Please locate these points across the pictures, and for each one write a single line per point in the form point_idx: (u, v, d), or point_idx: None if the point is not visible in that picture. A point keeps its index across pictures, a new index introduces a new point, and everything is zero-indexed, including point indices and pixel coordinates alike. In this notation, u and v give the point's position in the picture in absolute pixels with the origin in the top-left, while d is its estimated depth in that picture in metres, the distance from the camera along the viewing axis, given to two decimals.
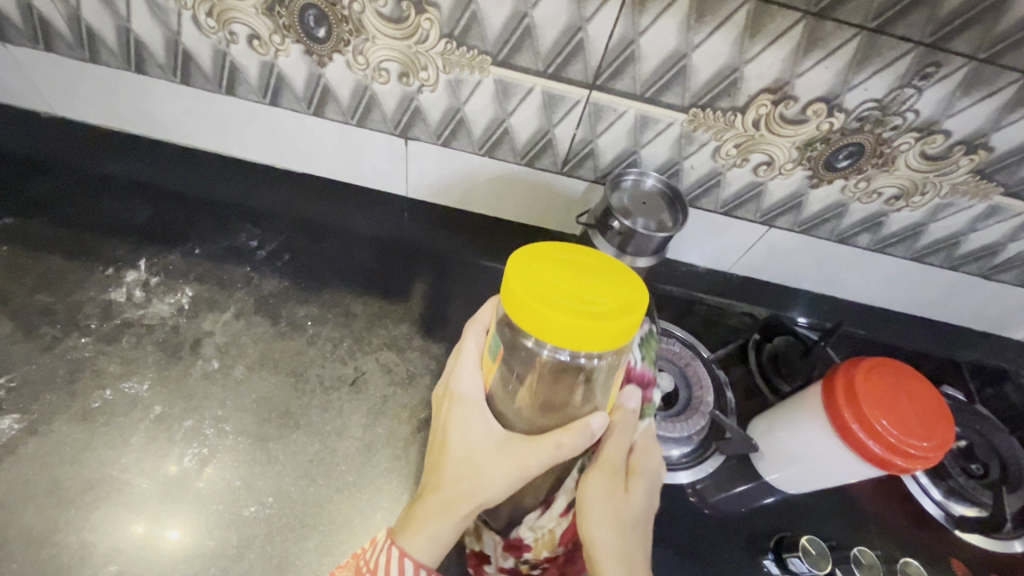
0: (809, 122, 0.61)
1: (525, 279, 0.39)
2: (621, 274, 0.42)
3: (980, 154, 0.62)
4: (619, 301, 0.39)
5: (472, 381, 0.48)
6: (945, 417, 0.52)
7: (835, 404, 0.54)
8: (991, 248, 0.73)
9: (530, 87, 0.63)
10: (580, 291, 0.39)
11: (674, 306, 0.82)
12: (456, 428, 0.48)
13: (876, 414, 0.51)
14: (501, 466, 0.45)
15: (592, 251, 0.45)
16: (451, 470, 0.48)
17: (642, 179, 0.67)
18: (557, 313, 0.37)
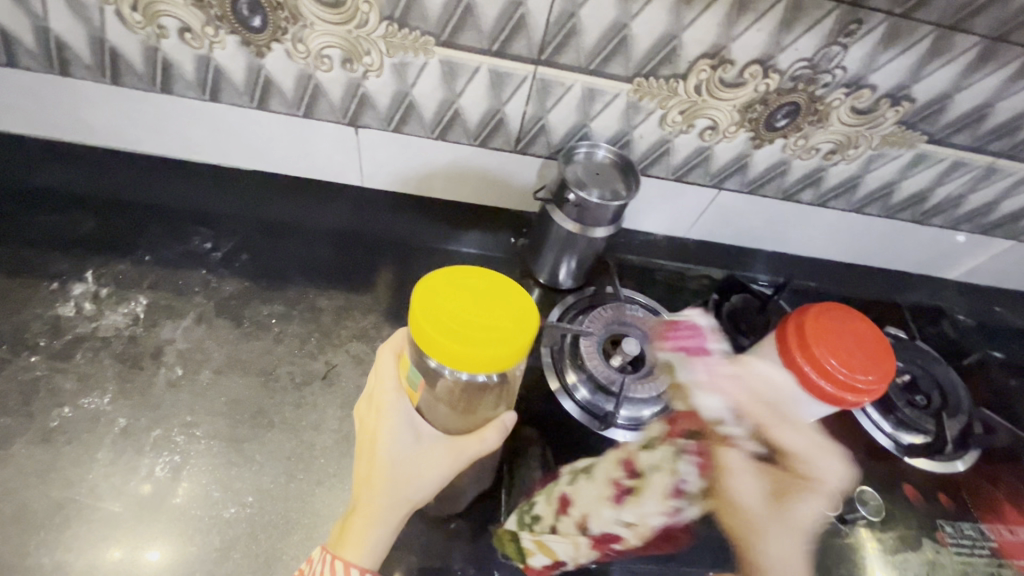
0: (747, 85, 0.64)
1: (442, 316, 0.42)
2: (508, 294, 0.45)
3: (904, 106, 0.65)
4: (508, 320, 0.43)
5: (397, 392, 0.49)
6: (888, 352, 0.56)
7: (788, 351, 0.57)
8: (922, 194, 0.78)
9: (476, 66, 0.63)
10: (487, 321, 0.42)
11: (635, 275, 0.84)
12: (383, 435, 0.49)
13: (826, 355, 0.55)
14: (432, 468, 0.48)
15: (493, 276, 0.46)
16: (381, 474, 0.48)
17: (593, 151, 0.68)
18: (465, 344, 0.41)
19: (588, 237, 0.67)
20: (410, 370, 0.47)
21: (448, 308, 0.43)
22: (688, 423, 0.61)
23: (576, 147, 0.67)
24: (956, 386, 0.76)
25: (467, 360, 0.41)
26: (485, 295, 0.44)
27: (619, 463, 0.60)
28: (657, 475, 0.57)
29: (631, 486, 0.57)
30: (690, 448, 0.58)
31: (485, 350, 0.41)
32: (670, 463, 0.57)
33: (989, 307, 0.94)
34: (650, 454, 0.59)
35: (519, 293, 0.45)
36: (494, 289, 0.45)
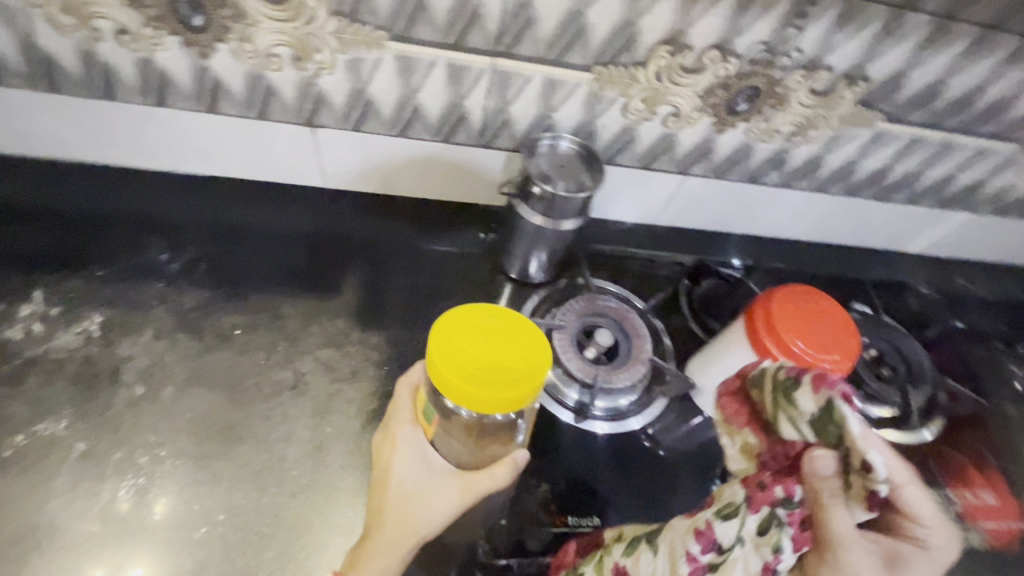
0: (707, 70, 0.63)
1: (447, 352, 0.46)
2: (521, 336, 0.48)
3: (861, 86, 0.66)
4: (512, 364, 0.46)
5: (413, 425, 0.53)
6: (852, 332, 0.57)
7: (757, 335, 0.58)
8: (881, 171, 0.79)
9: (432, 60, 0.62)
10: (494, 360, 0.46)
11: (607, 265, 0.83)
12: (397, 466, 0.53)
13: (792, 338, 0.55)
14: (442, 502, 0.51)
15: (512, 316, 0.49)
16: (396, 504, 0.52)
17: (557, 143, 0.67)
18: (465, 382, 0.45)
19: (555, 229, 0.66)
20: (426, 404, 0.50)
21: (462, 344, 0.47)
22: (782, 484, 0.44)
23: (541, 137, 0.66)
24: (918, 357, 0.79)
25: (470, 396, 0.45)
26: (499, 334, 0.48)
27: (693, 531, 0.48)
28: (739, 551, 0.44)
29: (710, 565, 0.46)
30: (790, 512, 0.43)
31: (488, 390, 0.45)
32: (760, 538, 0.44)
33: (951, 278, 0.97)
34: (727, 521, 0.46)
35: (530, 338, 0.48)
36: (508, 333, 0.48)
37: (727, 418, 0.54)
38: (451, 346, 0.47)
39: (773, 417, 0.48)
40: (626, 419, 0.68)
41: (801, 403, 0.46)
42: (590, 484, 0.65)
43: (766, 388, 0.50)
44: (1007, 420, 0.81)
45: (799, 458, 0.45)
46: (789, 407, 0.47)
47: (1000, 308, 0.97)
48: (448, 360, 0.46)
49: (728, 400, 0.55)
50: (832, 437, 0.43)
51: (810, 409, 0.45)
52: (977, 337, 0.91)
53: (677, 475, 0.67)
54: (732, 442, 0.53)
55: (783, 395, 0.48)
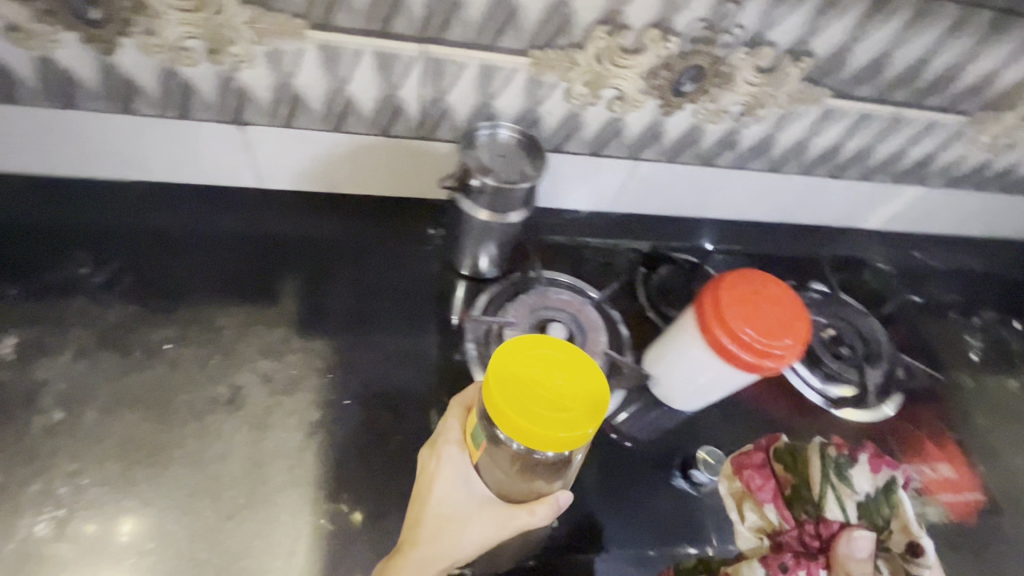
0: (647, 50, 0.61)
1: (508, 385, 0.44)
2: (588, 374, 0.45)
3: (805, 62, 0.64)
4: (575, 404, 0.43)
5: (458, 446, 0.51)
6: (801, 313, 0.56)
7: (706, 323, 0.56)
8: (833, 148, 0.78)
9: (357, 49, 0.58)
10: (557, 398, 0.44)
11: (562, 255, 0.80)
12: (438, 485, 0.51)
13: (741, 326, 0.54)
14: (477, 532, 0.49)
15: (580, 353, 0.47)
16: (429, 525, 0.51)
17: (495, 131, 0.63)
18: (526, 421, 0.42)
19: (501, 222, 0.64)
20: (475, 430, 0.48)
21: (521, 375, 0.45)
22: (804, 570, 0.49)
23: (476, 129, 0.63)
24: (874, 334, 0.79)
25: (528, 434, 0.42)
26: (561, 370, 0.45)
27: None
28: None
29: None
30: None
31: (542, 430, 0.42)
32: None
33: (907, 252, 0.97)
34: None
35: (597, 379, 0.45)
36: (575, 371, 0.45)
37: (747, 485, 0.58)
38: (513, 378, 0.44)
39: (798, 501, 0.55)
40: None
41: (858, 481, 0.54)
42: None
43: (796, 465, 0.57)
44: (961, 391, 0.82)
45: (834, 539, 0.50)
46: (845, 482, 0.54)
47: (956, 280, 0.98)
48: (511, 396, 0.43)
49: (751, 472, 0.58)
50: (882, 520, 0.52)
51: (865, 488, 0.53)
52: (932, 309, 0.91)
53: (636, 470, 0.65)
54: (743, 508, 0.56)
55: (838, 469, 0.55)
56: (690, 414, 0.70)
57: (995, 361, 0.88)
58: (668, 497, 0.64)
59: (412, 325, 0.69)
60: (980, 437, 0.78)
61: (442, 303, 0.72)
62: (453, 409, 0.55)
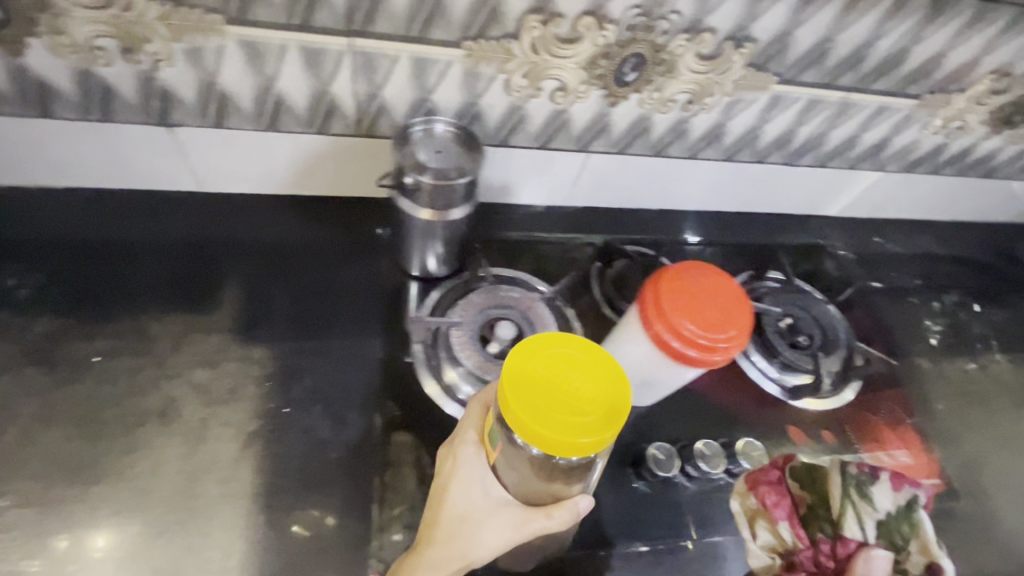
0: (584, 39, 0.59)
1: (524, 385, 0.43)
2: (611, 378, 0.44)
3: (748, 48, 0.63)
4: (594, 408, 0.42)
5: (475, 446, 0.50)
6: (742, 301, 0.55)
7: (648, 321, 0.55)
8: (786, 135, 0.77)
9: (281, 44, 0.56)
10: (575, 402, 0.42)
11: (516, 252, 0.79)
12: (454, 486, 0.50)
13: (682, 321, 0.53)
14: (493, 536, 0.48)
15: (605, 357, 0.45)
16: (447, 524, 0.50)
17: (431, 126, 0.61)
18: (540, 423, 0.41)
19: (444, 220, 0.62)
20: (491, 430, 0.46)
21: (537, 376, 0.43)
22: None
23: (410, 125, 0.60)
24: (830, 321, 0.79)
25: (541, 437, 0.41)
26: (579, 371, 0.44)
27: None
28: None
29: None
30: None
31: (556, 435, 0.41)
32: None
33: (868, 238, 0.97)
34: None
35: (620, 383, 0.44)
36: (598, 375, 0.44)
37: (765, 503, 0.61)
38: (530, 378, 0.43)
39: (812, 518, 0.60)
40: None
41: (880, 498, 0.60)
42: None
43: (814, 487, 0.61)
44: (921, 376, 0.82)
45: (852, 556, 0.57)
46: (865, 502, 0.60)
47: (918, 265, 0.97)
48: (526, 397, 0.42)
49: (767, 489, 0.61)
50: (902, 540, 0.58)
51: (883, 506, 0.60)
52: (893, 295, 0.91)
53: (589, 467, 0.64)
54: (763, 525, 0.60)
55: (859, 491, 0.60)
56: (646, 410, 0.69)
57: (955, 345, 0.88)
58: (621, 496, 0.63)
59: (358, 328, 0.67)
60: (939, 421, 0.78)
61: (390, 304, 0.70)
62: (471, 406, 0.53)
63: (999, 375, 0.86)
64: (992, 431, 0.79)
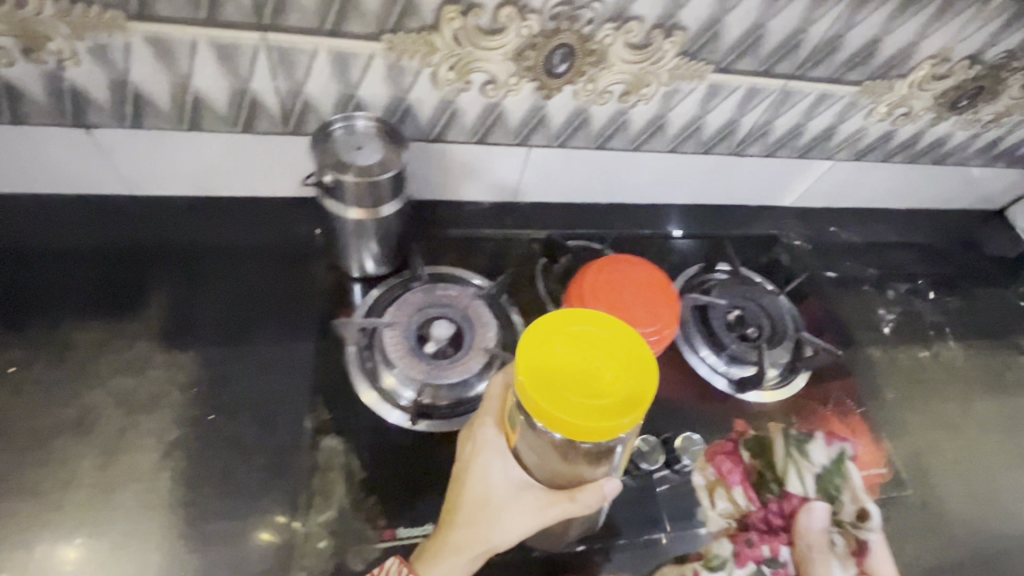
0: (508, 29, 0.58)
1: (541, 368, 0.41)
2: (634, 359, 0.42)
3: (678, 36, 0.62)
4: (615, 391, 0.40)
5: (495, 432, 0.51)
6: (667, 293, 0.55)
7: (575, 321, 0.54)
8: (730, 125, 0.76)
9: (191, 40, 0.54)
10: (593, 385, 0.41)
11: (460, 250, 0.77)
12: (476, 469, 0.51)
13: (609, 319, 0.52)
14: (514, 518, 0.49)
15: (628, 337, 0.43)
16: (472, 506, 0.51)
17: (352, 123, 0.59)
18: (558, 408, 0.40)
19: (376, 217, 0.62)
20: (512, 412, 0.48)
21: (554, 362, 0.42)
22: (768, 544, 0.64)
23: (326, 124, 0.59)
24: (779, 312, 0.78)
25: (560, 422, 0.40)
26: (600, 352, 0.42)
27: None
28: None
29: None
30: (773, 568, 0.63)
31: (575, 419, 0.39)
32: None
33: (824, 228, 0.97)
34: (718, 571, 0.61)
35: (644, 365, 0.42)
36: (620, 356, 0.42)
37: (722, 473, 0.67)
38: (547, 361, 0.42)
39: (761, 480, 0.68)
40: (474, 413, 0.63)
41: (816, 454, 0.70)
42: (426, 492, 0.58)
43: (762, 455, 0.69)
44: (872, 365, 0.82)
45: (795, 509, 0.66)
46: (801, 458, 0.70)
47: (876, 253, 0.97)
48: (543, 380, 0.41)
49: (722, 458, 0.68)
50: (833, 489, 0.68)
51: (819, 461, 0.70)
52: (848, 284, 0.91)
53: None
54: (719, 494, 0.66)
55: (796, 450, 0.70)
56: None
57: (908, 333, 0.88)
58: None
59: (291, 333, 0.66)
60: (889, 410, 0.78)
61: (325, 308, 0.69)
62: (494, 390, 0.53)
63: (952, 362, 0.86)
64: (942, 418, 0.79)
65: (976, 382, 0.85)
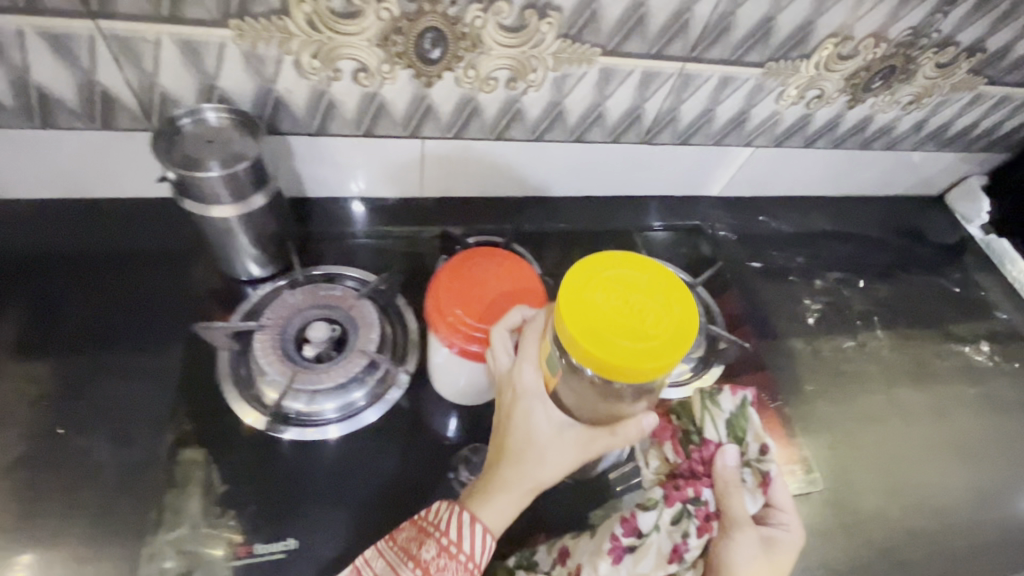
0: (364, 12, 0.55)
1: (585, 314, 0.43)
2: (674, 299, 0.44)
3: (553, 17, 0.59)
4: (661, 330, 0.42)
5: (535, 376, 0.49)
6: (525, 286, 0.55)
7: (431, 321, 0.54)
8: (634, 112, 0.73)
9: (17, 31, 0.51)
10: (638, 326, 0.42)
11: (360, 251, 0.75)
12: (519, 413, 0.50)
13: (460, 316, 0.52)
14: (560, 456, 0.48)
15: (665, 279, 0.45)
16: (516, 449, 0.50)
17: (201, 117, 0.56)
18: (608, 349, 0.41)
19: (245, 210, 0.58)
20: (550, 355, 0.46)
21: (598, 299, 0.43)
22: (693, 485, 0.59)
23: (171, 119, 0.54)
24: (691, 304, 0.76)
25: (607, 363, 0.41)
26: (642, 293, 0.44)
27: (620, 517, 0.58)
28: (656, 535, 0.56)
29: (630, 545, 0.56)
30: (698, 507, 0.58)
31: (623, 359, 0.41)
32: (674, 525, 0.56)
33: (753, 218, 0.94)
34: (648, 512, 0.57)
35: (683, 303, 0.44)
36: (657, 298, 0.44)
37: (649, 431, 0.65)
38: (590, 307, 0.43)
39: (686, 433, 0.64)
40: (359, 415, 0.61)
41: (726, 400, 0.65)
42: (291, 504, 0.56)
43: (684, 413, 0.65)
44: (793, 358, 0.79)
45: (714, 453, 0.61)
46: (715, 408, 0.64)
47: (808, 241, 0.94)
48: (593, 323, 0.42)
49: (657, 421, 0.66)
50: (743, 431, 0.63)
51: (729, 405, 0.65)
52: (773, 275, 0.88)
53: (409, 476, 0.59)
54: (648, 453, 0.64)
55: (710, 401, 0.65)
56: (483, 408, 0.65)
57: (834, 323, 0.85)
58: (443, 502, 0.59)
59: (158, 342, 0.62)
60: (807, 404, 0.75)
61: (200, 312, 0.65)
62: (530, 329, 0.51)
63: (879, 353, 0.83)
64: (864, 411, 0.77)
65: (902, 372, 0.82)
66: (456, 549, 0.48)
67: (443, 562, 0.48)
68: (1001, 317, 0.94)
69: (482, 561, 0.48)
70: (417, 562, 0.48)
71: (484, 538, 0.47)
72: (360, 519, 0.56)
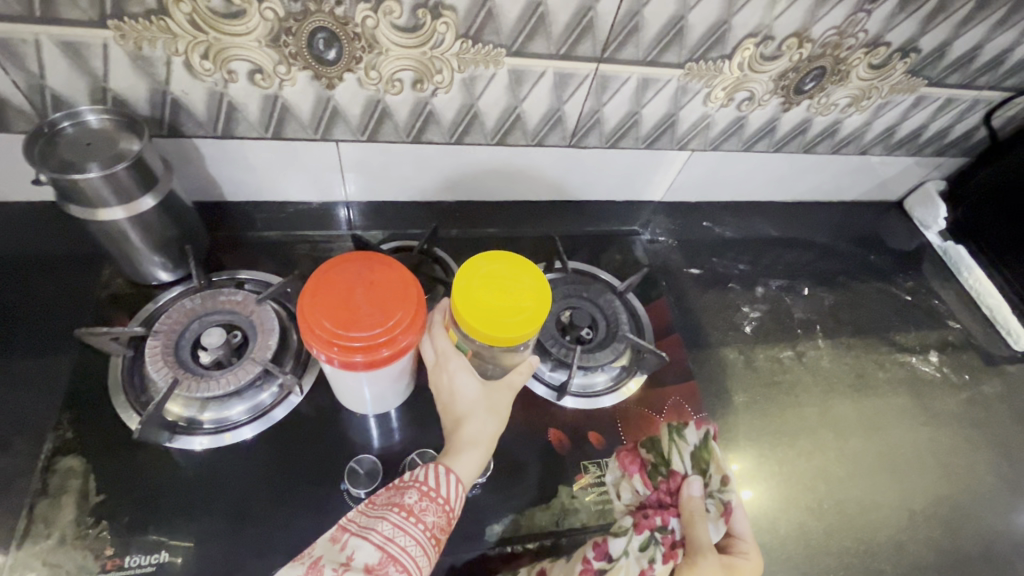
0: (247, 12, 0.54)
1: (473, 307, 0.50)
2: (529, 273, 0.53)
3: (448, 16, 0.57)
4: (529, 299, 0.51)
5: (460, 357, 0.55)
6: (401, 284, 0.53)
7: (310, 339, 0.51)
8: (554, 114, 0.71)
9: None
10: (513, 302, 0.51)
11: (279, 256, 0.76)
12: (459, 382, 0.54)
13: (337, 330, 0.49)
14: (503, 401, 0.55)
15: (518, 261, 0.54)
16: (465, 415, 0.54)
17: (82, 120, 0.56)
18: (498, 326, 0.49)
19: (133, 211, 0.56)
20: (457, 341, 0.54)
21: (477, 285, 0.52)
22: (660, 514, 0.62)
23: (50, 123, 0.54)
24: (614, 310, 0.73)
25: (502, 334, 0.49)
26: (509, 278, 0.52)
27: (591, 542, 0.60)
28: (625, 560, 0.59)
29: (601, 568, 0.58)
30: (664, 535, 0.60)
31: (512, 328, 0.49)
32: (641, 551, 0.59)
33: (695, 223, 0.92)
34: (618, 537, 0.60)
35: (537, 274, 0.53)
36: (518, 275, 0.52)
37: (620, 464, 0.66)
38: (474, 300, 0.50)
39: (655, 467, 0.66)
40: (253, 424, 0.60)
41: (689, 434, 0.69)
42: (169, 513, 0.55)
43: (655, 448, 0.67)
44: (722, 369, 0.77)
45: (679, 486, 0.64)
46: (681, 441, 0.68)
47: (753, 247, 0.92)
48: (477, 312, 0.50)
49: (624, 452, 0.67)
50: (705, 464, 0.67)
51: (693, 439, 0.68)
52: (711, 282, 0.86)
53: (296, 488, 0.59)
54: (618, 484, 0.65)
55: (675, 433, 0.69)
56: (384, 416, 0.64)
57: (772, 332, 0.83)
58: (332, 513, 0.58)
59: (54, 349, 0.62)
60: (733, 414, 0.74)
61: (99, 319, 0.65)
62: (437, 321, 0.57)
63: (816, 364, 0.81)
64: (793, 424, 0.75)
65: (840, 382, 0.80)
66: (436, 493, 0.49)
67: (426, 504, 0.48)
68: (955, 326, 0.91)
69: (457, 506, 0.50)
70: (401, 507, 0.48)
71: (458, 487, 0.50)
72: (240, 530, 0.56)
